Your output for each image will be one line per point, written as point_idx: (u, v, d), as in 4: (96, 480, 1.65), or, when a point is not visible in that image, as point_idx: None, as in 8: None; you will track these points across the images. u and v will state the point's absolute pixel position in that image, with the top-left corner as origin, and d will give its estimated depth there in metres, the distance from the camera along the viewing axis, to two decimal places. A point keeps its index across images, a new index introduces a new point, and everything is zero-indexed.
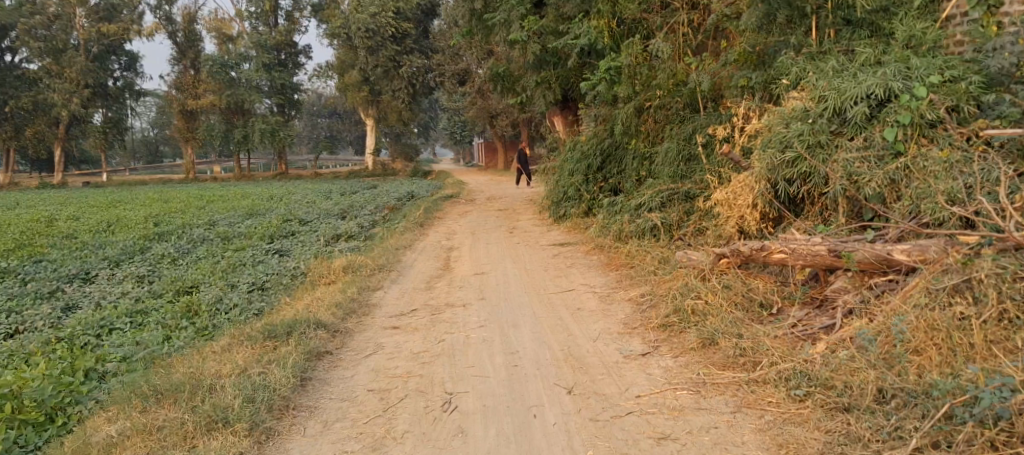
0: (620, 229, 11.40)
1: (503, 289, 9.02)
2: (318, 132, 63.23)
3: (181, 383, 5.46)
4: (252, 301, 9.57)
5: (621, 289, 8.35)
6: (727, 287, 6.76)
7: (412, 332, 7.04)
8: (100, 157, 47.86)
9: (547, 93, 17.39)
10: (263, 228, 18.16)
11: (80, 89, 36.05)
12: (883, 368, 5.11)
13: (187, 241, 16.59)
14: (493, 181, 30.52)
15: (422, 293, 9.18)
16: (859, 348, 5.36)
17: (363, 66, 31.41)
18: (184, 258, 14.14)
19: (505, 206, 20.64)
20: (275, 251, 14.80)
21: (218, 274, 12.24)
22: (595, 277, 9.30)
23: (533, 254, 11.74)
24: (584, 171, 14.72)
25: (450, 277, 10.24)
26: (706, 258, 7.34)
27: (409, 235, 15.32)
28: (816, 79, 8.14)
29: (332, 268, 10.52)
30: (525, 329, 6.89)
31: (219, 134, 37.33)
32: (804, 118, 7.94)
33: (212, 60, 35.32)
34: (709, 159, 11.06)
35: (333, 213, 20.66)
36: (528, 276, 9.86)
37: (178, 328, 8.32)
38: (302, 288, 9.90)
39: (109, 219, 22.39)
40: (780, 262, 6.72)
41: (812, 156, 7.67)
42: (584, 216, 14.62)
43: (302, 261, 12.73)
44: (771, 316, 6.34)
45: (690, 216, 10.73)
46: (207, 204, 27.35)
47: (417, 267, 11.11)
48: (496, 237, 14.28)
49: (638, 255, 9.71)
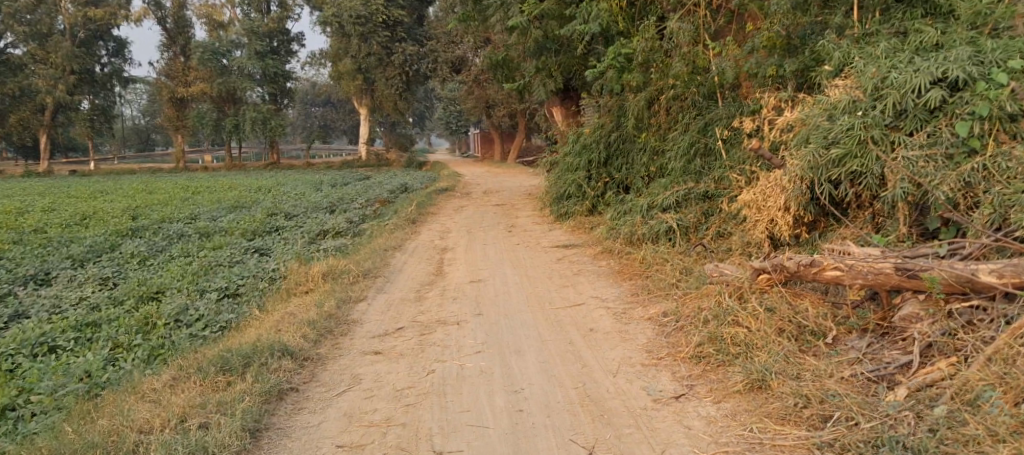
0: (631, 231, 10.35)
1: (501, 303, 7.95)
2: (313, 121, 61.99)
3: (97, 443, 4.47)
4: (220, 313, 8.53)
5: (638, 305, 7.35)
6: (770, 311, 5.70)
7: (397, 360, 6.01)
8: (88, 145, 46.61)
9: (548, 81, 16.40)
10: (246, 223, 17.08)
11: (66, 76, 34.91)
12: (1011, 442, 4.10)
13: (163, 238, 15.51)
14: (490, 173, 29.34)
15: (411, 306, 8.12)
16: (967, 407, 4.35)
17: (356, 53, 30.28)
18: (156, 258, 13.06)
19: (502, 201, 19.55)
20: (256, 250, 13.74)
21: (189, 276, 11.18)
22: (606, 288, 8.29)
23: (535, 258, 10.71)
24: (587, 167, 13.70)
25: (441, 286, 9.20)
26: (741, 273, 6.28)
27: (401, 233, 14.26)
28: (864, 65, 7.06)
29: (309, 274, 9.45)
30: (530, 356, 5.90)
31: (210, 123, 36.18)
32: (853, 111, 6.87)
33: (201, 47, 33.99)
34: (729, 154, 10.06)
35: (322, 206, 19.57)
36: (530, 285, 8.83)
37: (132, 348, 7.29)
38: (276, 299, 8.84)
39: (89, 211, 21.28)
40: (832, 281, 5.65)
41: (864, 155, 6.65)
42: (588, 214, 13.60)
43: (282, 262, 11.68)
44: (826, 348, 5.31)
45: (709, 219, 9.68)
46: (192, 195, 26.28)
47: (407, 274, 10.05)
48: (493, 236, 13.24)
49: (655, 264, 8.69)
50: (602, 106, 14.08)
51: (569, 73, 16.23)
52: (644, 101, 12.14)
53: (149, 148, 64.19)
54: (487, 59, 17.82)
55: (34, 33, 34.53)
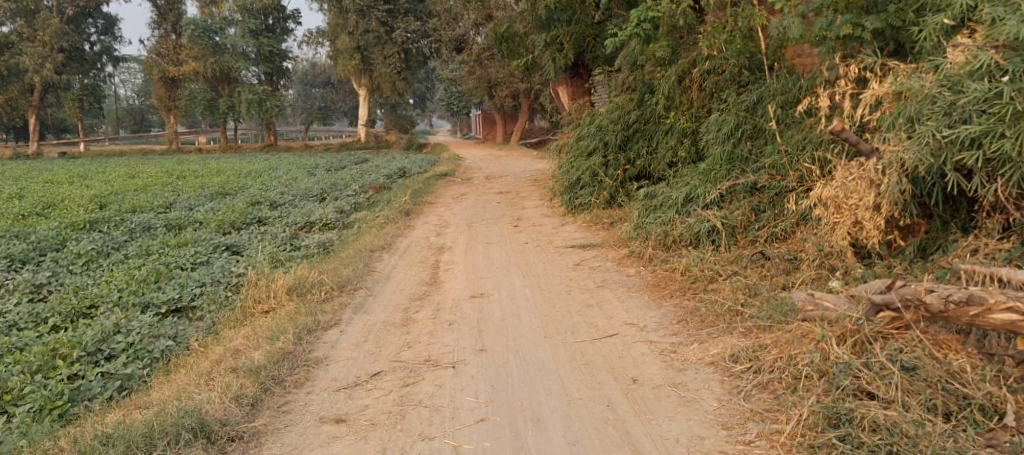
0: (666, 233, 8.43)
1: (511, 332, 6.18)
2: (312, 102, 59.98)
3: None
4: (154, 340, 6.79)
5: (690, 340, 5.60)
6: (912, 371, 4.19)
7: (365, 435, 4.43)
8: (79, 126, 44.58)
9: (557, 57, 14.48)
10: (225, 213, 15.31)
11: (54, 54, 33.08)
12: None
13: (126, 232, 13.68)
14: (493, 157, 27.41)
15: (393, 335, 6.36)
16: None
17: (353, 29, 28.49)
18: (109, 259, 11.30)
19: (507, 188, 17.74)
20: (227, 247, 11.93)
21: (137, 283, 9.41)
22: (643, 311, 6.54)
23: (547, 264, 8.87)
24: (602, 152, 11.77)
25: (432, 303, 7.40)
26: (851, 304, 4.66)
27: (392, 227, 12.45)
28: (1001, 12, 5.41)
29: (272, 285, 7.67)
30: (558, 430, 4.35)
31: (202, 103, 34.24)
32: (991, 77, 5.30)
33: (194, 24, 32.39)
34: (783, 136, 8.31)
35: (311, 193, 17.78)
36: (545, 303, 7.07)
37: (23, 399, 5.50)
38: (226, 324, 7.10)
39: (59, 198, 19.44)
40: (1002, 327, 4.10)
41: (1016, 136, 5.09)
42: (605, 206, 11.45)
43: (251, 266, 9.90)
44: (1008, 435, 3.84)
45: (759, 217, 7.96)
46: (176, 181, 24.44)
47: (393, 284, 8.29)
48: (496, 232, 11.47)
49: (703, 278, 6.90)
50: (620, 84, 12.30)
51: (581, 47, 14.46)
52: (674, 74, 10.53)
53: (144, 129, 62.12)
54: (492, 31, 16.09)
55: (20, 10, 32.65)
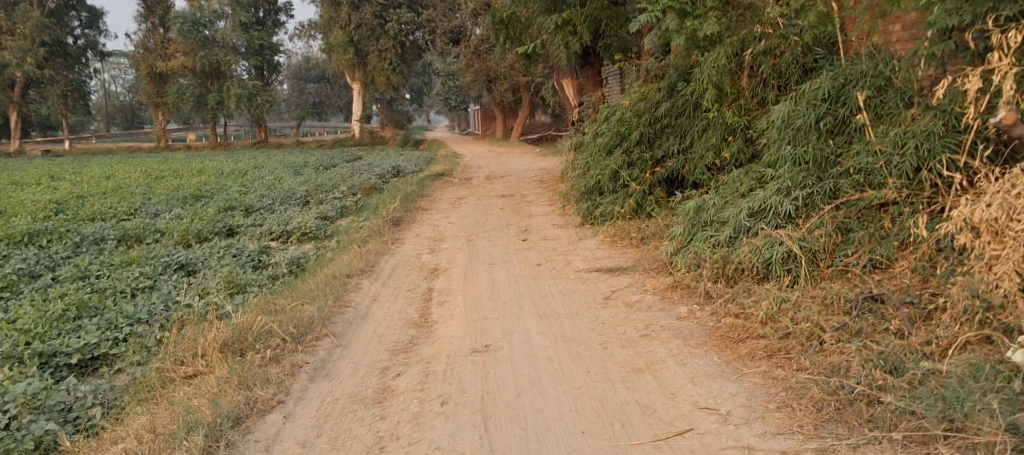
0: (723, 258, 6.44)
1: (530, 421, 4.32)
2: (306, 96, 57.78)
3: None
4: (32, 415, 4.82)
5: (809, 447, 3.96)
6: None
7: None
8: (65, 124, 42.42)
9: (569, 41, 12.47)
10: (191, 221, 13.30)
11: (35, 48, 30.91)
12: None
13: (74, 249, 11.67)
14: (492, 154, 25.47)
15: (359, 421, 4.49)
16: None
17: (345, 24, 26.44)
18: (35, 283, 9.29)
19: (510, 190, 15.76)
20: (180, 266, 9.85)
21: (50, 316, 7.34)
22: (718, 385, 4.58)
23: (569, 297, 6.87)
24: (625, 150, 9.72)
25: (419, 361, 5.42)
26: None
27: (377, 241, 10.48)
28: None
29: (199, 339, 5.71)
30: None
31: (191, 99, 32.05)
32: None
33: (182, 17, 29.99)
34: (880, 129, 6.27)
35: (294, 196, 15.78)
36: (575, 365, 5.09)
37: None
38: (137, 395, 5.17)
39: (21, 202, 17.41)
40: None
41: None
42: (631, 216, 9.41)
43: (197, 295, 7.87)
44: None
45: (849, 238, 6.04)
46: (156, 182, 22.40)
47: (369, 327, 6.31)
48: (501, 247, 9.52)
49: (799, 333, 4.95)
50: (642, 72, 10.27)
51: (596, 29, 12.48)
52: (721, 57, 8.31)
53: (137, 126, 59.95)
54: (488, 17, 13.86)
55: None
